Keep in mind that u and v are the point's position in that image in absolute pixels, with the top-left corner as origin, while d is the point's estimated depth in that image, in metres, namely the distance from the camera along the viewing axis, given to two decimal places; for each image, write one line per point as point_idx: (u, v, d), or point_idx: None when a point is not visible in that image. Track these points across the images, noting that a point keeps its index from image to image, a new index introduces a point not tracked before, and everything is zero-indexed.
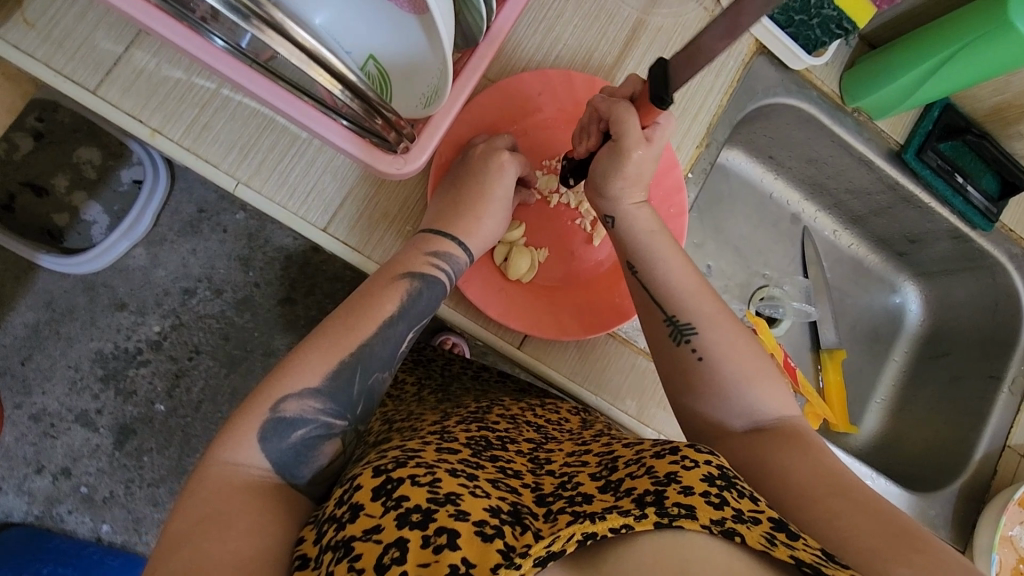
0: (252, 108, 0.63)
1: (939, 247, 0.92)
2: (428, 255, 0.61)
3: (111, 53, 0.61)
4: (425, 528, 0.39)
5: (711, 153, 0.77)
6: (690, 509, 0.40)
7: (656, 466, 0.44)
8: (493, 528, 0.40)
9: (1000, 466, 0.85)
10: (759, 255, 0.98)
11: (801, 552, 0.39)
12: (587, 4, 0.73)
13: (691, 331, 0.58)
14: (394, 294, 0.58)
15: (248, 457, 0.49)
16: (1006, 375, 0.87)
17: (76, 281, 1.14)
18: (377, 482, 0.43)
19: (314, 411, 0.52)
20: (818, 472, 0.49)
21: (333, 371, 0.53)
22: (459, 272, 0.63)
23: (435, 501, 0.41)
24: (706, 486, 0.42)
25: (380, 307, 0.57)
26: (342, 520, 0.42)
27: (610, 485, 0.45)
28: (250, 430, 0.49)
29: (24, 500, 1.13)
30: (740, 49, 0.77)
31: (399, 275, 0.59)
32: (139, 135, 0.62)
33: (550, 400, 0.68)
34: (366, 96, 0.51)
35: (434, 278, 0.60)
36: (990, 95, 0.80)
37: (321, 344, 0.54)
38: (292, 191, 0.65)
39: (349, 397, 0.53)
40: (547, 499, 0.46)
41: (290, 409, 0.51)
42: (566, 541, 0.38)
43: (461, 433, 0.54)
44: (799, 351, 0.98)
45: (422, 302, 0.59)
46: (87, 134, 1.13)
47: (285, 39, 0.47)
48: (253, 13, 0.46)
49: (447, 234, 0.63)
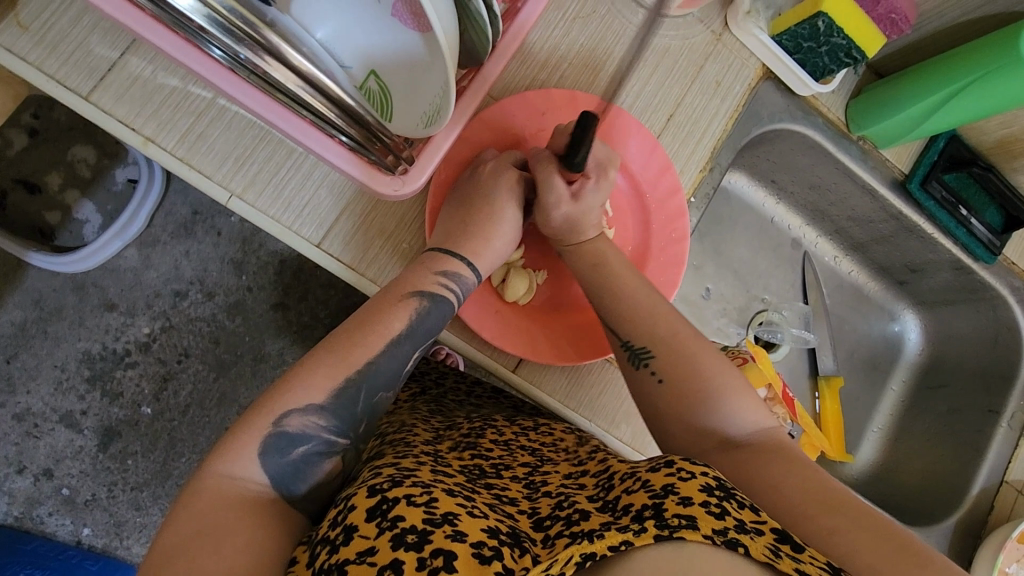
0: (249, 120, 0.62)
1: (940, 277, 0.91)
2: (437, 274, 0.59)
3: (106, 59, 0.60)
4: (422, 550, 0.38)
5: (714, 178, 0.76)
6: (690, 520, 0.38)
7: (652, 479, 0.43)
8: (492, 549, 0.38)
9: (997, 501, 0.84)
10: (759, 278, 0.97)
11: (807, 565, 0.38)
12: (593, 23, 0.72)
13: (648, 355, 0.58)
14: (402, 312, 0.56)
15: (246, 470, 0.47)
16: (1005, 410, 0.86)
17: (66, 280, 1.12)
18: (372, 502, 0.42)
19: (317, 427, 0.50)
20: (809, 485, 0.48)
21: (337, 389, 0.51)
22: (467, 292, 0.61)
23: (431, 521, 0.40)
24: (705, 496, 0.40)
25: (386, 325, 0.55)
26: (336, 543, 0.41)
27: (609, 504, 0.44)
28: (250, 443, 0.48)
29: (4, 501, 1.10)
30: (747, 74, 0.76)
31: (408, 293, 0.57)
32: (131, 143, 0.61)
33: (543, 420, 0.66)
34: (365, 121, 0.52)
35: (443, 297, 0.58)
36: (997, 128, 0.79)
37: (326, 356, 0.52)
38: (287, 204, 0.63)
39: (352, 415, 0.52)
40: (544, 523, 0.44)
41: (293, 425, 0.49)
42: (563, 565, 0.36)
43: (455, 461, 0.53)
44: (796, 376, 0.97)
45: (429, 321, 0.57)
46: (82, 132, 1.11)
47: (283, 64, 0.49)
48: (248, 36, 0.48)
49: (454, 253, 0.61)
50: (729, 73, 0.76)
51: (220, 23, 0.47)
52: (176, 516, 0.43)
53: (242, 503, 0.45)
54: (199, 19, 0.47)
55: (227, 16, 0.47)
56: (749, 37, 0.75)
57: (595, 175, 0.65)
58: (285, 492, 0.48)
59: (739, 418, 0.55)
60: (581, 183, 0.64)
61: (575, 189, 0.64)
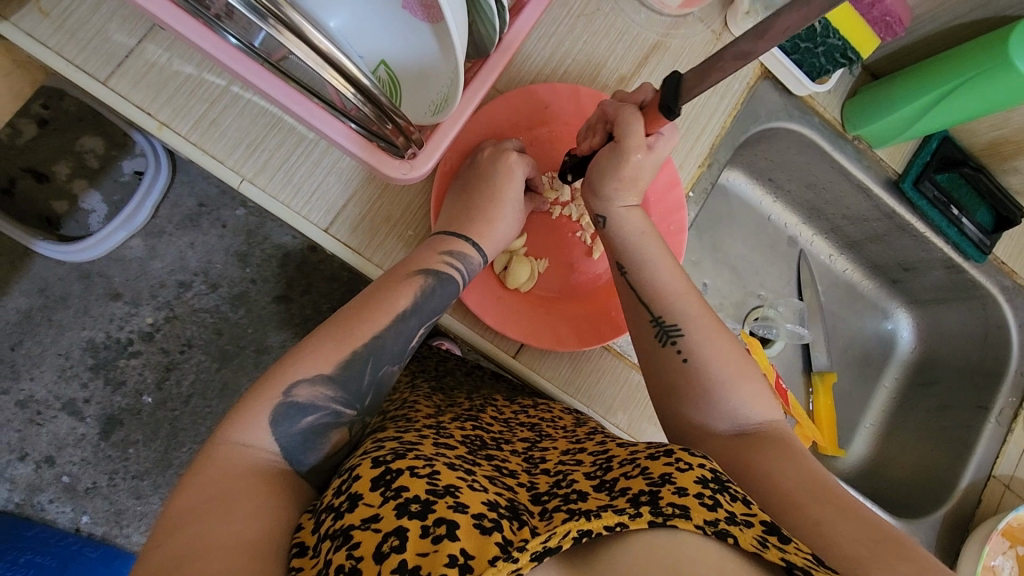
0: (261, 107, 0.64)
1: (932, 276, 0.93)
2: (443, 254, 0.61)
3: (123, 45, 0.61)
4: (424, 518, 0.39)
5: (713, 173, 0.78)
6: (684, 509, 0.40)
7: (650, 468, 0.45)
8: (491, 521, 0.40)
9: (985, 496, 0.85)
10: (756, 275, 0.99)
11: (791, 555, 0.39)
12: (597, 21, 0.74)
13: (677, 332, 0.59)
14: (408, 291, 0.58)
15: (257, 438, 0.49)
16: (993, 406, 0.88)
17: (71, 269, 1.14)
18: (376, 472, 0.44)
19: (325, 398, 0.52)
20: (800, 479, 0.49)
21: (345, 361, 0.53)
22: (472, 273, 0.63)
23: (434, 492, 0.41)
24: (699, 488, 0.42)
25: (393, 302, 0.57)
26: (341, 510, 0.42)
27: (605, 485, 0.46)
28: (260, 412, 0.49)
29: (5, 488, 1.12)
30: (745, 73, 0.78)
31: (414, 271, 0.59)
32: (146, 128, 0.62)
33: (542, 401, 0.69)
34: (378, 101, 0.51)
35: (448, 275, 0.60)
36: (987, 130, 0.81)
37: (336, 333, 0.54)
38: (296, 189, 0.65)
39: (359, 388, 0.54)
40: (541, 498, 0.46)
41: (302, 395, 0.51)
42: (561, 539, 0.38)
43: (456, 430, 0.55)
44: (791, 372, 0.99)
45: (434, 300, 0.59)
46: (91, 123, 1.13)
47: (303, 42, 0.48)
48: (272, 13, 0.46)
49: (462, 235, 0.63)
50: (728, 72, 0.78)
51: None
52: (191, 477, 0.45)
53: (250, 472, 0.46)
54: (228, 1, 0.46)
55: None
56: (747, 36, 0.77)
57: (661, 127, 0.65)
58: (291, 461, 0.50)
59: (732, 400, 0.56)
60: (657, 136, 0.62)
61: (652, 141, 0.62)
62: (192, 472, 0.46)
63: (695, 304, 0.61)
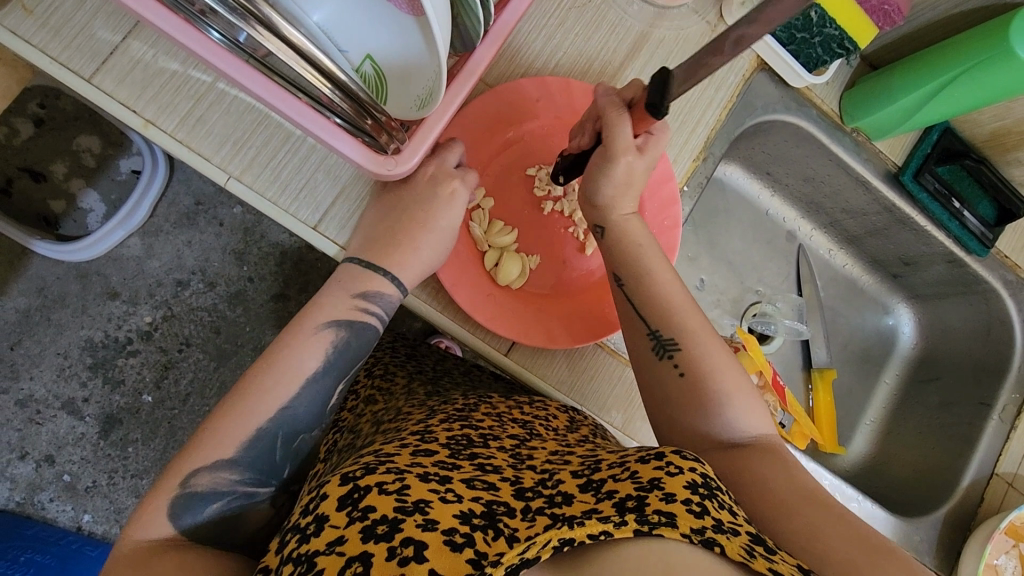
0: (247, 103, 0.63)
1: (933, 270, 0.92)
2: (355, 298, 0.60)
3: (108, 42, 0.61)
4: (391, 539, 0.40)
5: (708, 167, 0.77)
6: (670, 517, 0.40)
7: (640, 471, 0.44)
8: (463, 536, 0.40)
9: (987, 494, 0.84)
10: (753, 271, 0.97)
11: (779, 565, 0.40)
12: (589, 13, 0.73)
13: (674, 347, 0.59)
14: (317, 347, 0.57)
15: (160, 531, 0.50)
16: (996, 403, 0.86)
17: (69, 268, 1.14)
18: (344, 490, 0.44)
19: (230, 482, 0.53)
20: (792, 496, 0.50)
21: (248, 440, 0.53)
22: (391, 310, 0.63)
23: (402, 510, 0.41)
24: (688, 493, 0.42)
25: (300, 366, 0.56)
26: (306, 533, 0.42)
27: (592, 484, 0.46)
28: (160, 506, 0.50)
29: (6, 487, 1.11)
30: (741, 64, 0.77)
31: (322, 325, 0.58)
32: (132, 126, 0.62)
33: (537, 397, 0.68)
34: (357, 97, 0.52)
35: (363, 323, 0.60)
36: (989, 121, 0.80)
37: (235, 409, 0.54)
38: (284, 186, 0.64)
39: (271, 466, 0.55)
40: (525, 494, 0.46)
41: (202, 483, 0.52)
42: (540, 549, 0.37)
43: (443, 432, 0.54)
44: (790, 369, 0.98)
45: (349, 351, 0.59)
46: (88, 122, 1.13)
47: (274, 35, 0.49)
48: (249, 12, 0.48)
49: (375, 268, 0.62)
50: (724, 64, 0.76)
51: None
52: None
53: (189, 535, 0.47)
54: None
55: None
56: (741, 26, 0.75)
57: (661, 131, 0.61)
58: (215, 540, 0.52)
59: (726, 406, 0.57)
60: (646, 137, 0.61)
61: (640, 142, 0.61)
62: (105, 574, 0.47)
63: (693, 313, 0.61)
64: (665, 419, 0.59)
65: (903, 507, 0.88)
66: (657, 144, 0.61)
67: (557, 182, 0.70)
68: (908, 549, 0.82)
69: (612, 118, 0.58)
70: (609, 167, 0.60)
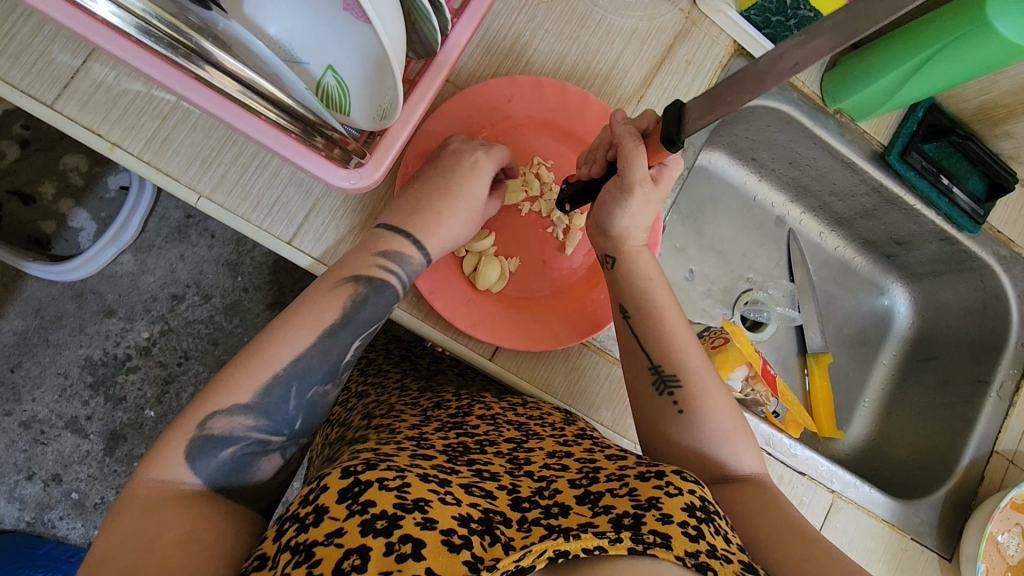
0: (214, 120, 0.62)
1: (927, 249, 0.91)
2: (378, 256, 0.59)
3: (68, 66, 0.60)
4: (390, 535, 0.39)
5: (689, 158, 0.76)
6: (666, 538, 0.41)
7: (639, 489, 0.46)
8: (461, 538, 0.40)
9: (988, 471, 0.84)
10: (744, 258, 0.96)
11: None
12: (558, 8, 0.72)
13: (675, 383, 0.58)
14: (338, 298, 0.55)
15: (178, 474, 0.47)
16: (994, 379, 0.85)
17: (65, 288, 1.14)
18: (344, 484, 0.42)
19: (246, 428, 0.50)
20: (782, 522, 0.52)
21: (263, 388, 0.51)
22: (412, 275, 0.61)
23: (402, 507, 0.40)
24: (685, 515, 0.43)
25: (320, 314, 0.54)
26: (305, 523, 0.41)
27: (589, 496, 0.47)
28: (175, 447, 0.48)
29: (16, 507, 1.12)
30: (716, 51, 0.75)
31: (344, 278, 0.57)
32: (98, 149, 0.61)
33: (530, 399, 0.68)
34: (305, 118, 0.52)
35: (383, 280, 0.58)
36: (975, 95, 0.78)
37: (252, 357, 0.51)
38: (256, 203, 0.64)
39: (285, 415, 0.52)
40: (522, 504, 0.46)
41: (218, 427, 0.49)
42: (536, 558, 0.38)
43: (438, 439, 0.54)
44: (784, 356, 0.97)
45: (368, 308, 0.57)
46: (72, 141, 1.12)
47: (223, 73, 0.50)
48: (182, 43, 0.49)
49: (398, 231, 0.61)
50: (700, 51, 0.75)
51: (142, 26, 0.48)
52: (116, 516, 0.44)
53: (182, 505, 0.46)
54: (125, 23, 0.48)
55: (148, 19, 0.48)
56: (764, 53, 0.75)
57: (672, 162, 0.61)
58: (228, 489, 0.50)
59: (707, 413, 0.58)
60: (659, 167, 0.61)
61: (654, 173, 0.61)
62: (113, 516, 0.44)
63: (681, 326, 0.61)
64: (654, 424, 0.59)
65: (903, 492, 0.87)
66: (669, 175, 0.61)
67: (562, 210, 0.69)
68: (910, 532, 0.81)
69: (630, 149, 0.57)
70: (625, 199, 0.59)
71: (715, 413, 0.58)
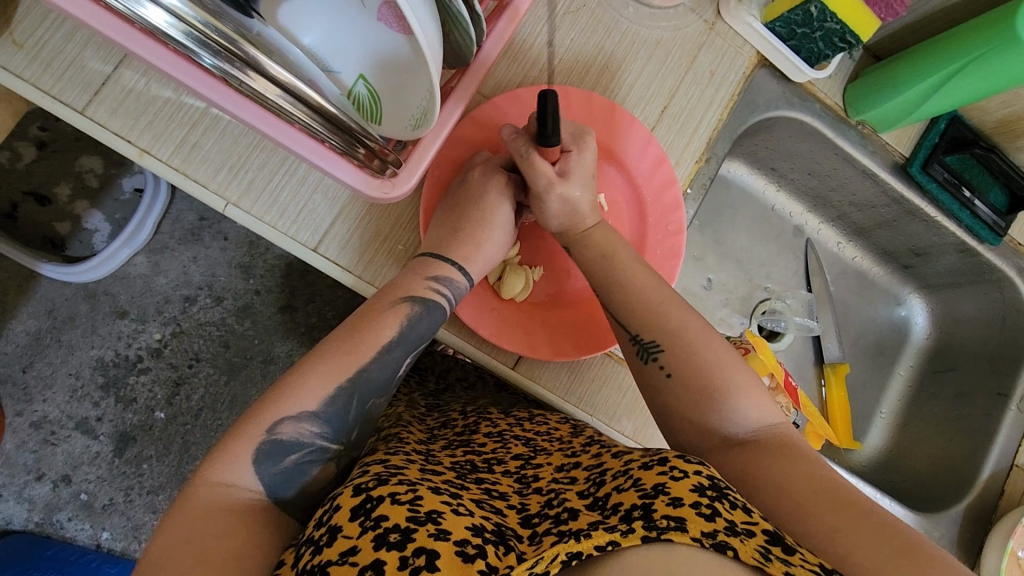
0: (242, 127, 0.63)
1: (945, 260, 0.91)
2: (428, 279, 0.59)
3: (99, 72, 0.60)
4: (403, 549, 0.39)
5: (711, 168, 0.76)
6: (679, 521, 0.39)
7: (642, 479, 0.44)
8: (475, 548, 0.39)
9: (1008, 485, 0.83)
10: (761, 267, 0.96)
11: (797, 568, 0.38)
12: (584, 17, 0.72)
13: (657, 350, 0.58)
14: (393, 318, 0.56)
15: (239, 478, 0.47)
16: (1014, 393, 0.85)
17: (78, 289, 1.14)
18: (356, 501, 0.43)
19: (311, 435, 0.50)
20: (817, 484, 0.48)
21: (330, 397, 0.51)
22: (459, 297, 0.61)
23: (414, 520, 0.40)
24: (696, 496, 0.41)
25: (379, 333, 0.55)
26: (320, 544, 0.42)
27: (598, 501, 0.45)
28: (243, 448, 0.48)
29: (24, 508, 1.12)
30: (740, 62, 0.76)
31: (399, 299, 0.57)
32: (127, 155, 0.61)
33: (538, 413, 0.67)
34: (345, 126, 0.52)
35: (435, 302, 0.59)
36: (998, 107, 0.78)
37: (323, 367, 0.52)
38: (282, 210, 0.64)
39: (345, 423, 0.52)
40: (531, 521, 0.45)
41: (286, 432, 0.49)
42: (549, 563, 0.37)
43: (446, 457, 0.55)
44: (802, 365, 0.97)
45: (421, 326, 0.57)
46: (89, 143, 1.12)
47: (263, 77, 0.49)
48: (230, 52, 0.48)
49: (445, 257, 0.61)
50: (724, 62, 0.75)
51: (194, 36, 0.47)
52: (168, 523, 0.44)
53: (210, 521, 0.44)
54: (177, 36, 0.47)
55: (202, 29, 0.46)
56: (787, 62, 0.75)
57: (574, 145, 0.64)
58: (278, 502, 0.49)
59: None
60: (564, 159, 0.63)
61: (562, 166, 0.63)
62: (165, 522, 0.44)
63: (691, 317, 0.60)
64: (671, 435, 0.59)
65: (919, 502, 0.87)
66: (576, 161, 0.63)
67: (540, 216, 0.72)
68: None
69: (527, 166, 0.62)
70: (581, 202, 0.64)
71: (740, 397, 0.55)
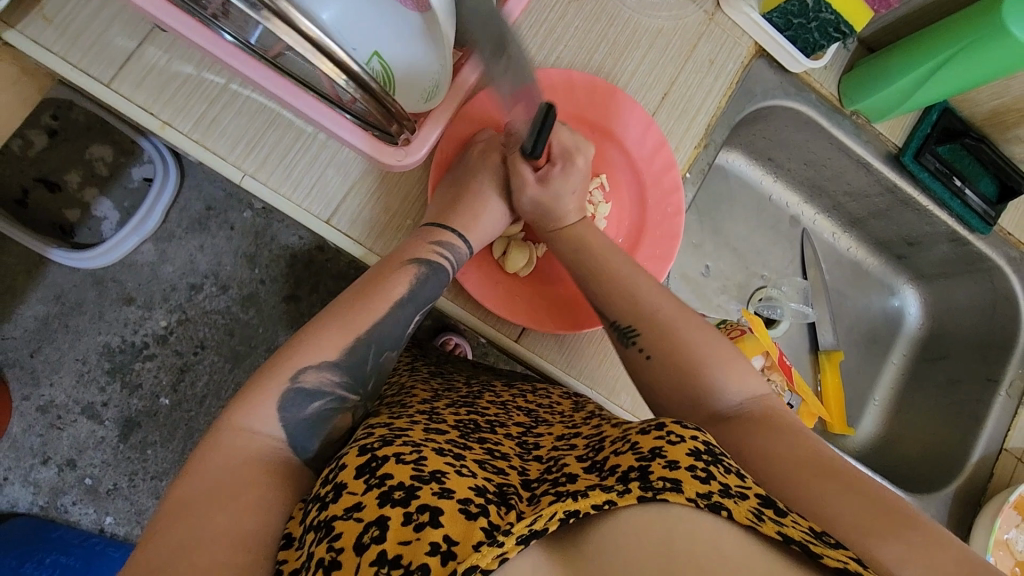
0: (260, 103, 0.65)
1: (937, 250, 0.93)
2: (432, 244, 0.62)
3: (124, 49, 0.63)
4: (408, 506, 0.40)
5: (710, 154, 0.78)
6: (676, 483, 0.40)
7: (641, 443, 0.45)
8: (477, 506, 0.41)
9: (997, 469, 0.85)
10: (758, 257, 0.99)
11: (788, 529, 0.40)
12: (587, 6, 0.75)
13: (634, 333, 0.60)
14: (403, 278, 0.58)
15: (263, 424, 0.49)
16: (1003, 379, 0.87)
17: (86, 275, 1.16)
18: (362, 461, 0.45)
19: (332, 384, 0.53)
20: (808, 452, 0.49)
21: (348, 347, 0.54)
22: (460, 260, 0.64)
23: (419, 478, 0.42)
24: (691, 460, 0.42)
25: (391, 290, 0.58)
26: (326, 501, 0.44)
27: (596, 464, 0.46)
28: (267, 397, 0.50)
29: (30, 491, 1.14)
30: (738, 52, 0.78)
31: (407, 260, 0.60)
32: (149, 127, 0.64)
33: (542, 386, 0.69)
34: (370, 89, 0.52)
35: (440, 264, 0.61)
36: (987, 100, 0.80)
37: (339, 320, 0.55)
38: (297, 183, 0.66)
39: (362, 372, 0.55)
40: (532, 483, 0.47)
41: (309, 380, 0.52)
42: (549, 521, 0.38)
43: (450, 414, 0.56)
44: (797, 352, 0.99)
45: (429, 287, 0.60)
46: (99, 131, 1.15)
47: (292, 29, 0.48)
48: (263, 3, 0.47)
49: (445, 226, 0.64)
50: (723, 52, 0.78)
51: None
52: (193, 467, 0.46)
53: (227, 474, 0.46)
54: None
55: None
56: (784, 53, 0.77)
57: (561, 161, 0.68)
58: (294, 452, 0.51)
59: None
60: (547, 169, 0.68)
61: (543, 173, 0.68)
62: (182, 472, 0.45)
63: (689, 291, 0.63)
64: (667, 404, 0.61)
65: (910, 485, 0.89)
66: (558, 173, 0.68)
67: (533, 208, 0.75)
68: None
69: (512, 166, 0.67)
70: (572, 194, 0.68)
71: (733, 366, 0.57)
